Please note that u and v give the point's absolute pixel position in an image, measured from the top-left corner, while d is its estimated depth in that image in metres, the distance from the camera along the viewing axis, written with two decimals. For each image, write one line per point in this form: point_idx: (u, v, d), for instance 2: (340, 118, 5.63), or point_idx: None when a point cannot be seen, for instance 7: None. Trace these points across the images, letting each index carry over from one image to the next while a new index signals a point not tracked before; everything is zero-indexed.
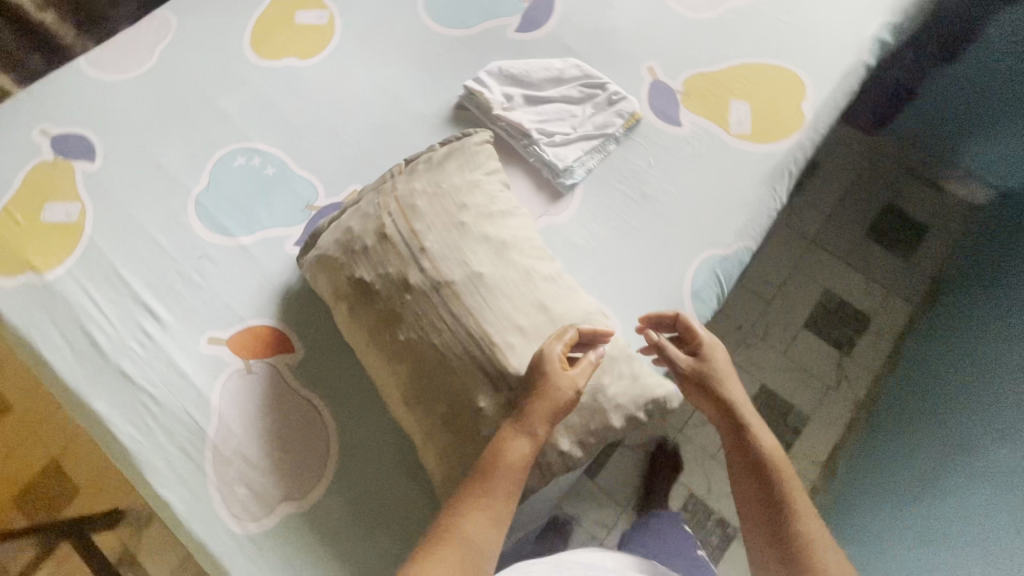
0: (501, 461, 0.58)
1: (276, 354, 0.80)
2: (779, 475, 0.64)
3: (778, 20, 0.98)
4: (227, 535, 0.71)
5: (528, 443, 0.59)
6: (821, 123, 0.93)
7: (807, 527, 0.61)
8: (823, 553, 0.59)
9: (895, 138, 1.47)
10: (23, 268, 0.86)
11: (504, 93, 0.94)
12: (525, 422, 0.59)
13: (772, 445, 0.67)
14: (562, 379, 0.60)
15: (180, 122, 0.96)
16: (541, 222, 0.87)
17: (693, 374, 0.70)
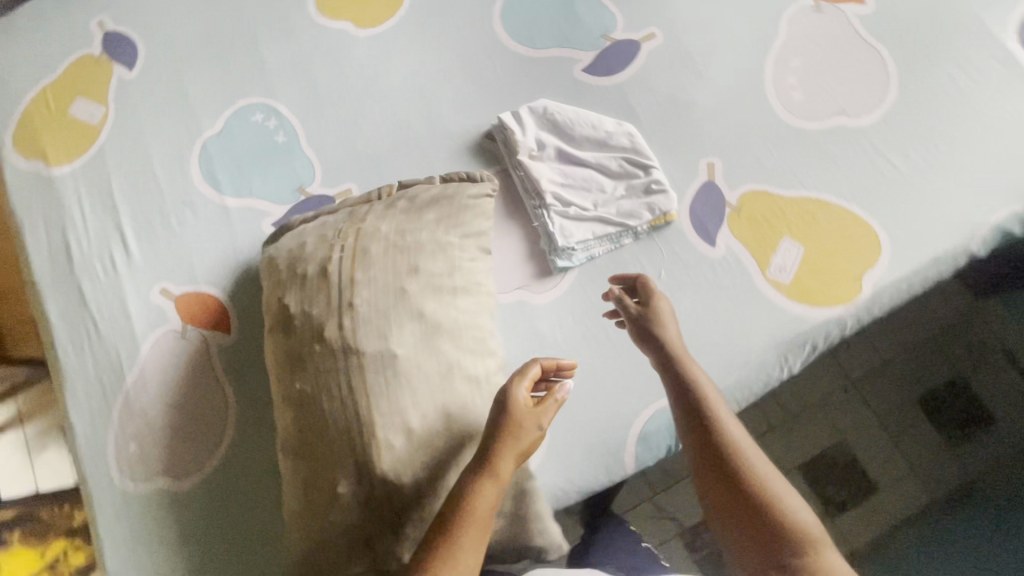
0: (469, 511, 0.52)
1: (210, 329, 0.80)
2: (716, 414, 0.61)
3: (889, 162, 0.79)
4: (107, 480, 0.75)
5: (495, 489, 0.54)
6: (881, 302, 0.76)
7: (750, 459, 0.57)
8: (772, 488, 0.55)
9: (1001, 312, 1.23)
10: (38, 155, 0.89)
11: (537, 138, 0.84)
12: (491, 466, 0.55)
13: (708, 382, 0.64)
14: (529, 422, 0.57)
15: (219, 56, 0.94)
16: (514, 296, 0.79)
17: (640, 322, 0.70)
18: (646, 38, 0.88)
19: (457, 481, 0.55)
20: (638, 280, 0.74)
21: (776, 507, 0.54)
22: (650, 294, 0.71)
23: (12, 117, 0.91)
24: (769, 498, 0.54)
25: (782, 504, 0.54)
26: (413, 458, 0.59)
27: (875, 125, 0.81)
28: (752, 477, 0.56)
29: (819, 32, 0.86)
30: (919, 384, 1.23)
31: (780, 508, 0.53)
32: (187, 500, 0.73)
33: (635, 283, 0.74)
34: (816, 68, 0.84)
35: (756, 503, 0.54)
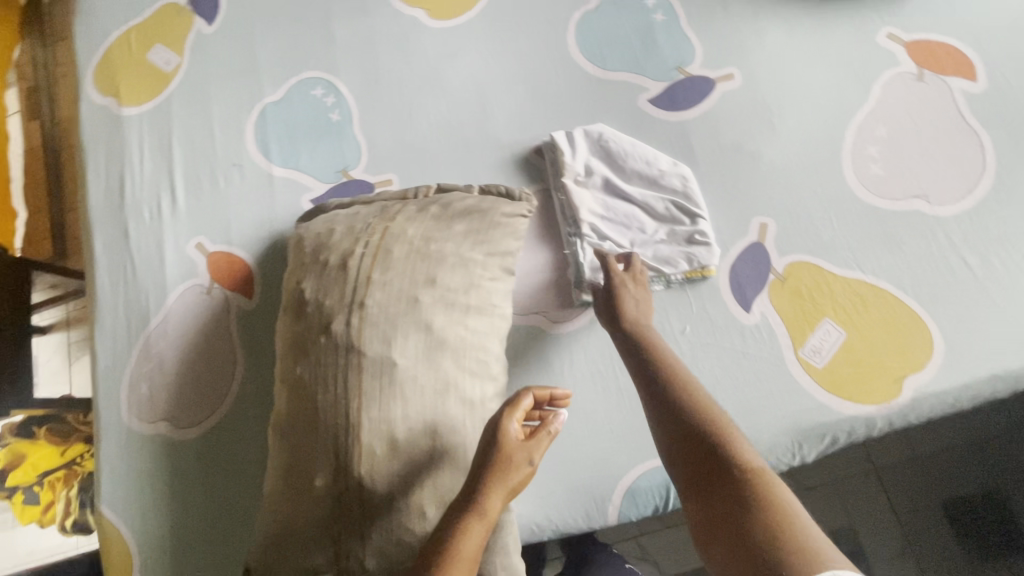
0: (454, 551, 0.48)
1: (235, 291, 0.82)
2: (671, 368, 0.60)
3: (964, 261, 0.72)
4: (114, 413, 0.79)
5: (483, 529, 0.50)
6: (921, 409, 0.70)
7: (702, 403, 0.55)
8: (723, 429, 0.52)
9: None
10: (113, 93, 0.94)
11: (586, 164, 0.81)
12: (479, 503, 0.51)
13: (666, 348, 0.63)
14: (519, 455, 0.54)
15: (294, 24, 0.95)
16: (529, 321, 0.77)
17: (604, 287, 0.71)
18: (722, 78, 0.83)
19: (444, 517, 0.51)
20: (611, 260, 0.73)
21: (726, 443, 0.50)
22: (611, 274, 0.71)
23: (98, 54, 0.96)
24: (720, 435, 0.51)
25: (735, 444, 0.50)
26: (392, 469, 0.59)
27: (956, 217, 0.74)
28: (703, 419, 0.53)
29: (916, 103, 0.78)
30: (947, 488, 1.15)
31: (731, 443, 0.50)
32: (182, 450, 0.76)
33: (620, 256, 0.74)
34: (903, 143, 0.77)
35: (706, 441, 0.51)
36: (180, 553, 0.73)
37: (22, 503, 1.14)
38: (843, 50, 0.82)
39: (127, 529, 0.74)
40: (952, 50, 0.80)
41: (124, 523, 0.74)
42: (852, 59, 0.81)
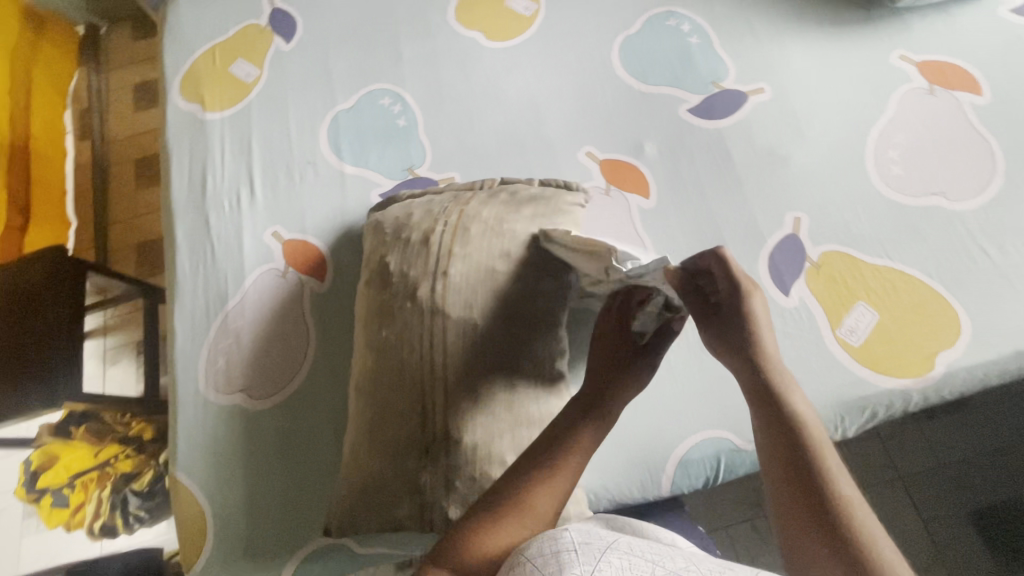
0: (575, 440, 0.59)
1: (308, 274, 0.89)
2: (807, 426, 0.56)
3: (982, 250, 0.79)
4: (192, 386, 0.83)
5: (600, 428, 0.62)
6: (953, 385, 0.75)
7: (836, 479, 0.52)
8: (857, 516, 0.50)
9: None
10: (198, 100, 1.03)
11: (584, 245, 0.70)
12: (602, 411, 0.63)
13: (798, 397, 0.59)
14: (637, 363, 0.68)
15: (364, 43, 1.06)
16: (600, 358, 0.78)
17: (726, 297, 0.64)
18: (754, 91, 0.93)
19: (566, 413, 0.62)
20: (722, 258, 0.64)
21: (862, 540, 0.48)
22: (738, 281, 0.64)
23: (185, 66, 1.07)
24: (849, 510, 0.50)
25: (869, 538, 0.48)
26: (475, 418, 0.64)
27: (973, 212, 0.81)
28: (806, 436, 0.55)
29: (929, 114, 0.87)
30: (970, 495, 1.18)
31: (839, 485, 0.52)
32: (257, 421, 0.81)
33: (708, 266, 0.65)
34: (918, 147, 0.86)
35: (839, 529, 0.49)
36: (256, 514, 0.76)
37: (50, 506, 1.25)
38: (860, 68, 0.92)
39: (203, 495, 0.77)
40: (959, 68, 0.89)
41: (199, 488, 0.78)
42: (869, 76, 0.91)
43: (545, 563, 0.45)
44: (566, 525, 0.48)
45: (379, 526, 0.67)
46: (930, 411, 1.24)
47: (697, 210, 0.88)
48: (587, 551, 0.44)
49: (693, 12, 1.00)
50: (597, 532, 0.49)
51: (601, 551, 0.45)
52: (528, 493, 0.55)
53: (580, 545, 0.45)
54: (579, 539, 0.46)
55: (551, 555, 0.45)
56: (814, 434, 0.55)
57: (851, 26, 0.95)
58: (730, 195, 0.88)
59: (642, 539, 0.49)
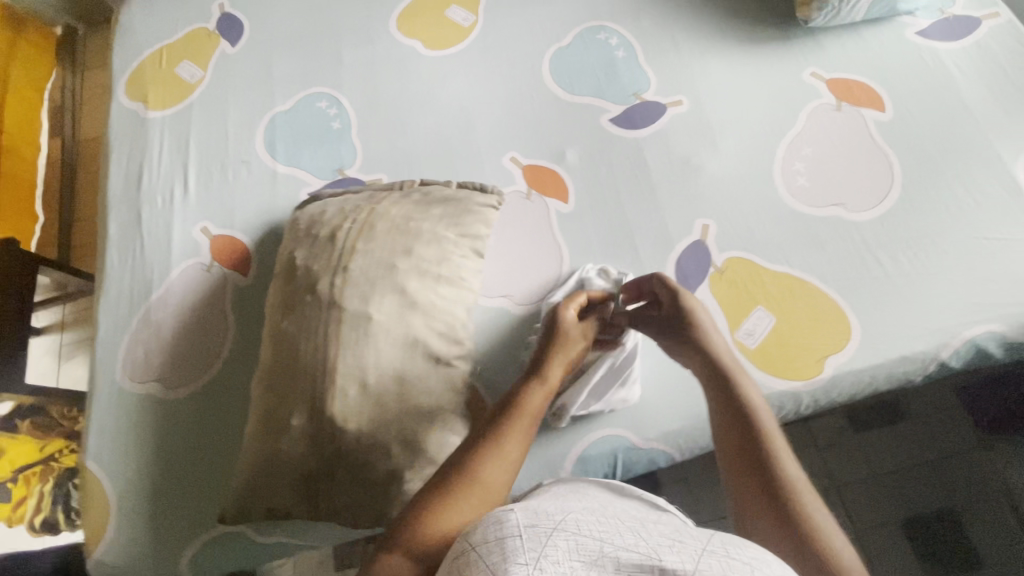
0: (520, 407, 0.59)
1: (232, 269, 0.91)
2: (772, 438, 0.60)
3: (876, 259, 0.83)
4: (109, 375, 0.85)
5: (543, 393, 0.63)
6: (841, 387, 0.78)
7: (780, 454, 0.58)
8: (798, 486, 0.56)
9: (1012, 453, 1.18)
10: (141, 99, 1.06)
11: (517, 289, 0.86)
12: (542, 375, 0.64)
13: (749, 385, 0.66)
14: (574, 331, 0.70)
15: (306, 48, 1.09)
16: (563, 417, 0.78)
17: (676, 312, 0.73)
18: (673, 103, 0.96)
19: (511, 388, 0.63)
20: (664, 280, 0.75)
21: (801, 506, 0.54)
22: (677, 294, 0.73)
23: (132, 66, 1.10)
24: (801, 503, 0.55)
25: (808, 505, 0.54)
26: (362, 409, 0.66)
27: (870, 223, 0.85)
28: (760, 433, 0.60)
29: (836, 129, 0.91)
30: (902, 505, 1.20)
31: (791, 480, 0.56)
32: (170, 411, 0.82)
33: (651, 285, 0.76)
34: (823, 160, 0.89)
35: (792, 511, 0.54)
36: (162, 501, 0.78)
37: None
38: (774, 83, 0.96)
39: (111, 484, 0.79)
40: (866, 85, 0.93)
41: (107, 475, 0.79)
42: (782, 91, 0.95)
43: (487, 551, 0.39)
44: (511, 506, 0.43)
45: (272, 513, 0.68)
46: (864, 422, 1.26)
47: (613, 215, 0.91)
48: (533, 536, 0.39)
49: (621, 26, 1.04)
50: (545, 509, 0.43)
51: (547, 534, 0.40)
52: (480, 461, 0.54)
53: (525, 528, 0.40)
54: (525, 522, 0.41)
55: (492, 544, 0.40)
56: (762, 416, 0.61)
57: (768, 44, 0.99)
58: (644, 202, 0.91)
59: (593, 514, 0.44)
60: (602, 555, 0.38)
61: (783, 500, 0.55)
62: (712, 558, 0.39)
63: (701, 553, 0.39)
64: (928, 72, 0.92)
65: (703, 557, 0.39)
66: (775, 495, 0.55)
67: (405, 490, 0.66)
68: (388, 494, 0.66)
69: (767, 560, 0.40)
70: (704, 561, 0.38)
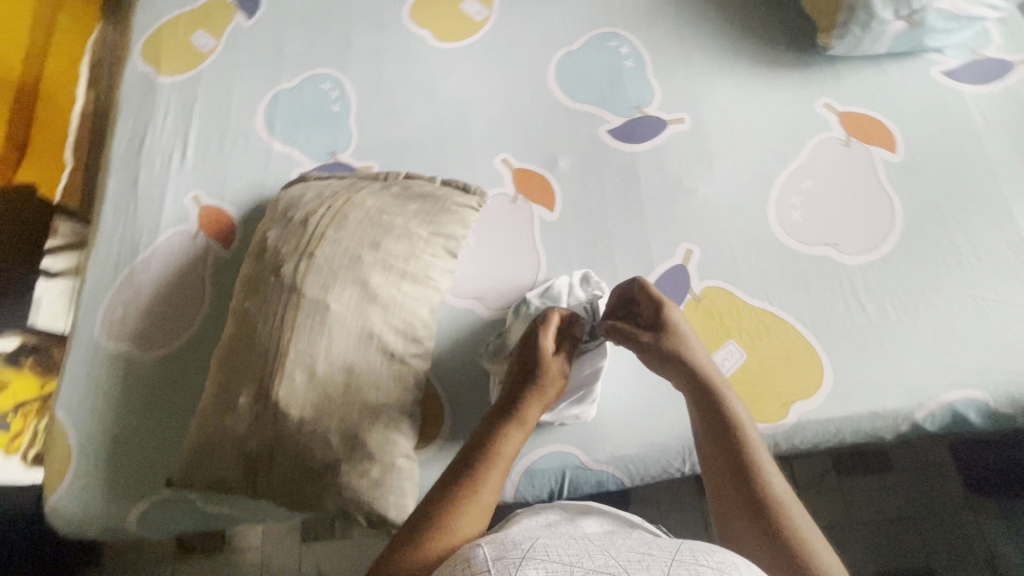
0: (496, 451, 0.59)
1: (215, 239, 0.92)
2: (759, 459, 0.57)
3: (860, 307, 0.79)
4: (88, 329, 0.88)
5: (519, 434, 0.61)
6: (804, 434, 0.75)
7: (763, 466, 0.57)
8: (784, 500, 0.55)
9: (1003, 517, 1.06)
10: (155, 64, 1.08)
11: (487, 295, 0.85)
12: (519, 416, 0.62)
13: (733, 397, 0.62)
14: (555, 369, 0.65)
15: (319, 28, 1.09)
16: None
17: (655, 324, 0.66)
18: (675, 121, 0.94)
19: (488, 427, 0.61)
20: (645, 285, 0.68)
21: (788, 521, 0.54)
22: (656, 300, 0.67)
23: (151, 29, 1.12)
24: (793, 529, 0.53)
25: (794, 518, 0.54)
26: (308, 396, 0.67)
27: (861, 267, 0.81)
28: (748, 454, 0.58)
29: (840, 165, 0.87)
30: (878, 558, 1.07)
31: (780, 505, 0.54)
32: (139, 370, 0.85)
33: (631, 288, 0.69)
34: (822, 196, 0.86)
35: (784, 540, 0.52)
36: (120, 457, 0.80)
37: None
38: (782, 111, 0.92)
39: (75, 434, 0.82)
40: (880, 123, 0.89)
41: (73, 425, 0.82)
42: (789, 120, 0.91)
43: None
44: (481, 540, 0.44)
45: (212, 484, 0.70)
46: (849, 465, 1.14)
47: (596, 229, 0.89)
48: (502, 570, 0.40)
49: (634, 35, 1.02)
50: (513, 540, 0.44)
51: (515, 565, 0.40)
52: (459, 503, 0.55)
53: (493, 562, 0.41)
54: (494, 556, 0.41)
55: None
56: (748, 437, 0.59)
57: (783, 69, 0.95)
58: (629, 219, 0.89)
59: (561, 538, 0.44)
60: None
61: (773, 528, 0.53)
62: (679, 568, 0.39)
63: (669, 565, 0.40)
64: (947, 116, 0.89)
65: (671, 568, 0.39)
66: (761, 512, 0.54)
67: (340, 482, 0.67)
68: (323, 480, 0.67)
69: (735, 564, 0.41)
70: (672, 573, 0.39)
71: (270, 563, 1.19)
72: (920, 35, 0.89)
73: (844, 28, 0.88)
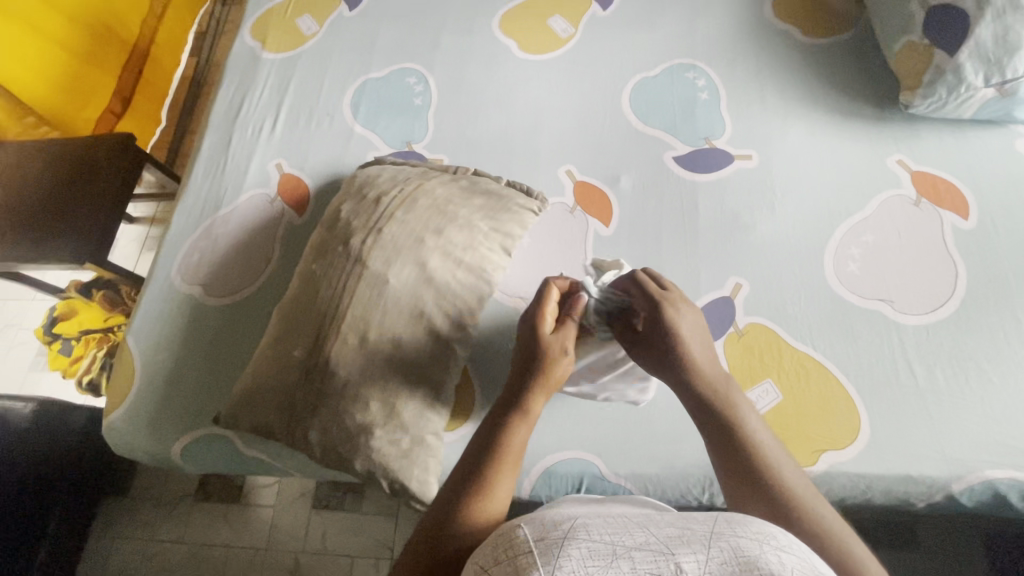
0: (505, 446, 0.59)
1: (291, 206, 0.99)
2: (775, 465, 0.58)
3: (908, 367, 0.78)
4: (167, 270, 0.96)
5: (526, 428, 0.62)
6: (831, 485, 0.74)
7: (782, 472, 0.57)
8: (805, 500, 0.55)
9: None
10: (261, 40, 1.18)
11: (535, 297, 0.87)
12: (524, 408, 0.62)
13: (743, 402, 0.63)
14: (553, 349, 0.65)
15: (413, 25, 1.17)
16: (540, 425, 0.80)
17: (656, 329, 0.67)
18: (742, 156, 0.95)
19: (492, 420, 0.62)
20: (640, 283, 0.70)
21: (819, 527, 0.53)
22: (652, 299, 0.68)
23: (263, 9, 1.22)
24: (821, 528, 0.53)
25: (820, 518, 0.54)
26: (356, 360, 0.72)
27: (914, 328, 0.80)
28: (763, 461, 0.58)
29: (906, 223, 0.86)
30: None
31: (804, 508, 0.55)
32: (204, 313, 0.92)
33: (629, 288, 0.71)
34: (883, 251, 0.85)
35: (817, 542, 0.52)
36: (175, 390, 0.87)
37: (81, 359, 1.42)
38: (854, 162, 0.92)
39: (140, 362, 0.89)
40: (955, 187, 0.88)
41: (140, 353, 0.89)
42: (860, 171, 0.91)
43: (504, 567, 0.41)
44: (520, 520, 0.44)
45: (254, 428, 0.75)
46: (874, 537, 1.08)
47: (646, 250, 0.91)
48: (544, 550, 0.40)
49: (713, 69, 1.04)
50: (553, 520, 0.44)
51: (559, 545, 0.40)
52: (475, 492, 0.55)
53: (535, 543, 0.41)
54: (535, 538, 0.42)
55: (508, 560, 0.41)
56: (760, 444, 0.59)
57: (861, 121, 0.95)
58: (682, 245, 0.90)
59: (599, 518, 0.45)
60: (615, 557, 0.39)
61: (804, 532, 0.53)
62: (720, 543, 0.40)
63: (709, 539, 0.40)
64: None
65: (712, 542, 0.40)
66: (785, 516, 0.54)
67: (370, 448, 0.70)
68: (354, 443, 0.70)
69: (774, 534, 0.41)
70: (714, 547, 0.39)
71: (282, 520, 1.24)
72: (1009, 105, 0.87)
73: (931, 87, 0.88)
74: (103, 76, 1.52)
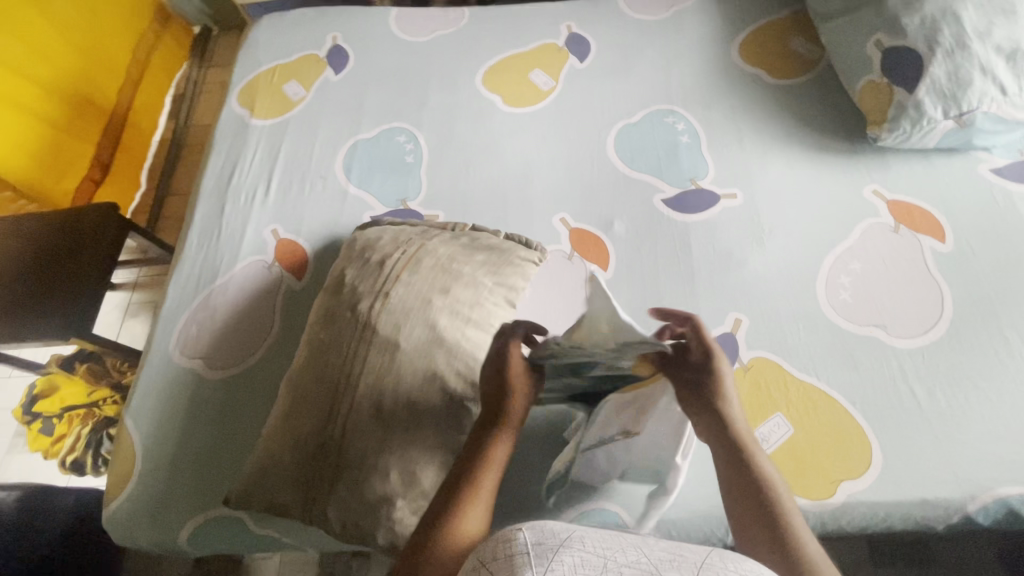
0: (487, 458, 0.61)
1: (289, 272, 0.99)
2: (788, 517, 0.58)
3: (909, 391, 0.80)
4: (165, 345, 0.94)
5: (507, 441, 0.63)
6: (851, 515, 0.75)
7: (794, 523, 0.58)
8: (814, 556, 0.56)
9: None
10: (250, 107, 1.20)
11: None
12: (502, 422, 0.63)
13: (762, 455, 0.63)
14: (516, 371, 0.66)
15: (400, 86, 1.20)
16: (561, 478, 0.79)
17: (702, 373, 0.65)
18: (727, 195, 0.99)
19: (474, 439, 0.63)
20: (698, 330, 0.68)
21: None
22: (706, 345, 0.67)
23: (249, 77, 1.25)
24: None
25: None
26: (371, 429, 0.71)
27: (910, 352, 0.83)
28: (776, 512, 0.59)
29: (889, 249, 0.90)
30: None
31: (811, 562, 0.55)
32: (206, 387, 0.90)
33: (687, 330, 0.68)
34: (870, 278, 0.89)
35: None
36: (178, 471, 0.84)
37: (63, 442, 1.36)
38: (833, 194, 0.97)
39: (140, 444, 0.86)
40: (929, 214, 0.93)
41: (139, 435, 0.87)
42: (839, 203, 0.96)
43: (499, 565, 0.41)
44: (519, 523, 0.44)
45: (268, 507, 0.73)
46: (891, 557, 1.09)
47: (647, 291, 0.93)
48: (540, 554, 0.41)
49: (691, 114, 1.09)
50: (550, 528, 0.45)
51: (553, 551, 0.41)
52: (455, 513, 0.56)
53: (532, 547, 0.42)
54: (532, 541, 0.42)
55: (504, 558, 0.41)
56: (776, 495, 0.60)
57: (833, 155, 1.01)
58: (681, 284, 0.93)
59: (594, 533, 0.46)
60: (605, 568, 0.40)
61: None
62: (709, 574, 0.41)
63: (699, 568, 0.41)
64: (994, 211, 0.92)
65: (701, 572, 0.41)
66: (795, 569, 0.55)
67: (391, 521, 0.69)
68: (373, 515, 0.69)
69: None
70: None
71: None
72: (968, 135, 0.94)
73: (895, 122, 0.94)
74: (82, 145, 1.52)
